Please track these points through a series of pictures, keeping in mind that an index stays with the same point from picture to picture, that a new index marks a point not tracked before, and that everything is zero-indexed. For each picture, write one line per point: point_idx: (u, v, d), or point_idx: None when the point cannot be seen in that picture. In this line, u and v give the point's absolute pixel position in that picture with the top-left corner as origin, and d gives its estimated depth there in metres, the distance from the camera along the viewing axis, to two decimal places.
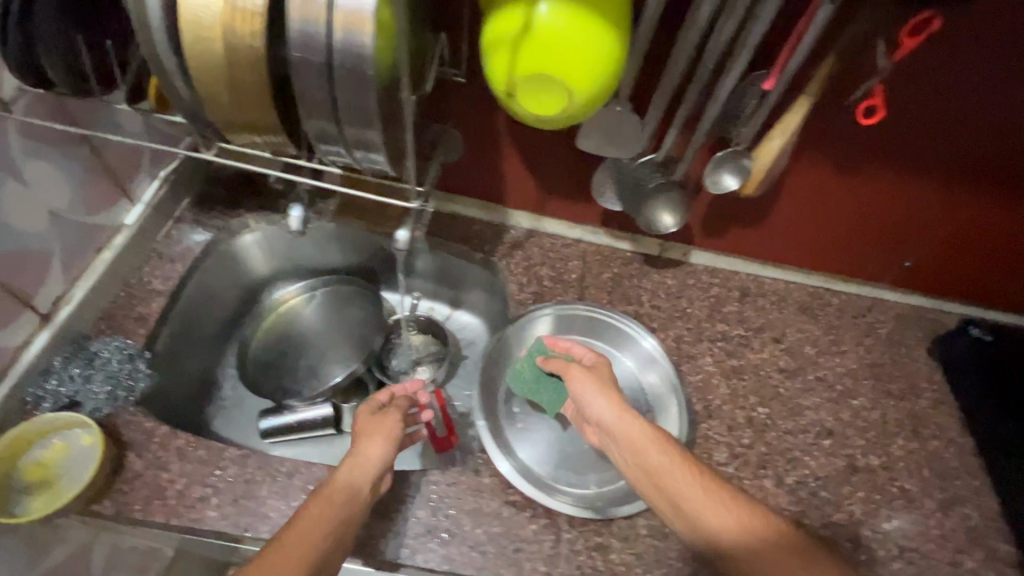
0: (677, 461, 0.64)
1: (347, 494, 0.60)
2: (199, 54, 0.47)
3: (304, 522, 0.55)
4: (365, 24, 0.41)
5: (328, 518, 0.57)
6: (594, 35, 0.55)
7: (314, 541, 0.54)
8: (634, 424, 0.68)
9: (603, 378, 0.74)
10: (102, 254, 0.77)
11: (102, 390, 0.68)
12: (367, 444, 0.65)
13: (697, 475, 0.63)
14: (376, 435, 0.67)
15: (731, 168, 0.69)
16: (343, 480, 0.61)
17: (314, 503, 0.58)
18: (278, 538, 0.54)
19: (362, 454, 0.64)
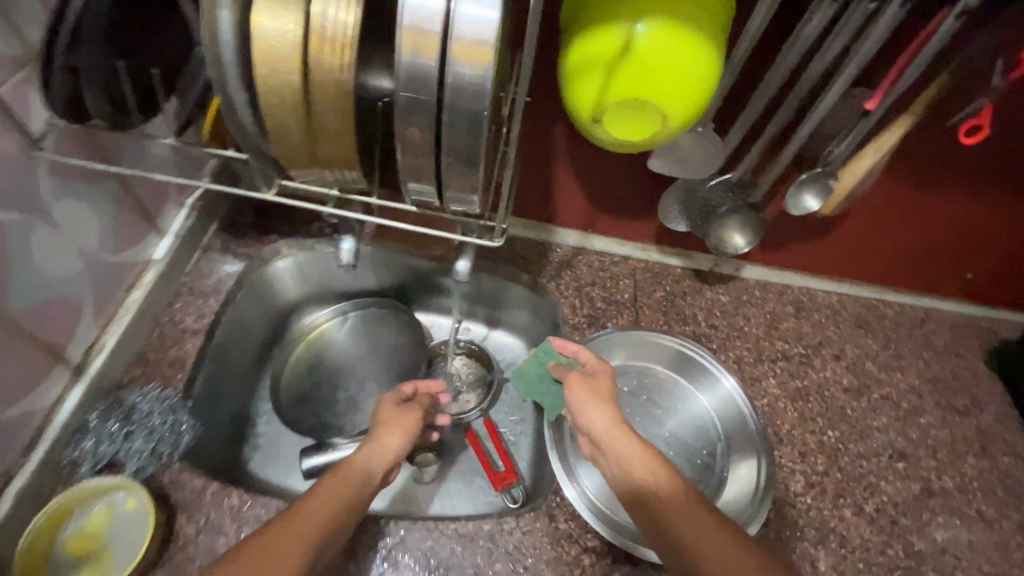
0: (672, 486, 0.60)
1: (362, 479, 0.60)
2: (276, 89, 0.41)
3: (315, 500, 0.55)
4: (485, 59, 0.38)
5: (339, 501, 0.56)
6: (698, 58, 0.50)
7: (321, 523, 0.53)
8: (627, 441, 0.64)
9: (603, 389, 0.70)
10: (132, 293, 0.71)
11: (145, 446, 0.63)
12: (389, 431, 0.65)
13: (688, 504, 0.58)
14: (397, 424, 0.66)
15: (815, 189, 0.65)
16: (360, 463, 0.61)
17: (327, 481, 0.58)
18: (282, 515, 0.53)
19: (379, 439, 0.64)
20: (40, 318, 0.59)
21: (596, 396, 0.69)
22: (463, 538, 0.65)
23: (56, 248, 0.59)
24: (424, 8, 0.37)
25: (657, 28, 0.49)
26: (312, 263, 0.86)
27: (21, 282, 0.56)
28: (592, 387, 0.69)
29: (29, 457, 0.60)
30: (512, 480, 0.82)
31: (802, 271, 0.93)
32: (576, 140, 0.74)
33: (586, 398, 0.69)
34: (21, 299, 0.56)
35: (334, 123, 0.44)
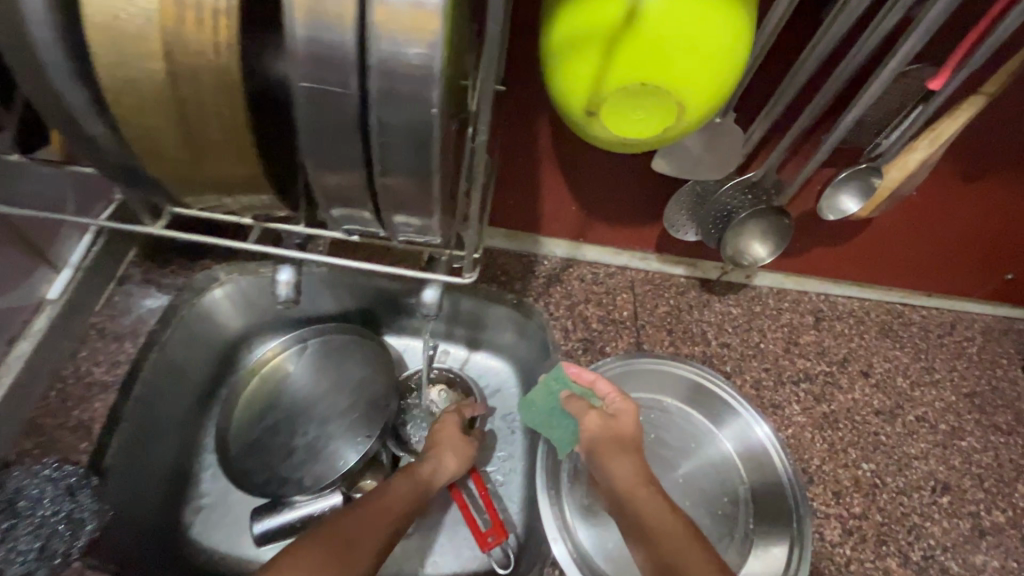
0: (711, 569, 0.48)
1: (428, 486, 0.64)
2: (126, 83, 0.28)
3: (388, 497, 0.59)
4: (430, 29, 0.25)
5: (408, 503, 0.60)
6: (723, 27, 0.37)
7: (392, 522, 0.57)
8: (658, 505, 0.54)
9: (627, 435, 0.59)
10: (17, 345, 0.58)
11: (33, 542, 0.51)
12: (453, 444, 0.68)
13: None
14: (463, 442, 0.69)
15: (853, 189, 0.55)
16: (431, 472, 0.65)
17: (401, 479, 0.62)
18: (359, 504, 0.58)
19: (447, 451, 0.67)
20: None
21: (620, 445, 0.58)
22: None
23: None
24: None
25: None
26: (256, 288, 0.72)
27: None
28: (615, 433, 0.59)
29: None
30: (500, 538, 0.69)
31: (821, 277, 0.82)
32: (563, 137, 0.61)
33: (607, 445, 0.58)
34: None
35: (222, 129, 0.31)
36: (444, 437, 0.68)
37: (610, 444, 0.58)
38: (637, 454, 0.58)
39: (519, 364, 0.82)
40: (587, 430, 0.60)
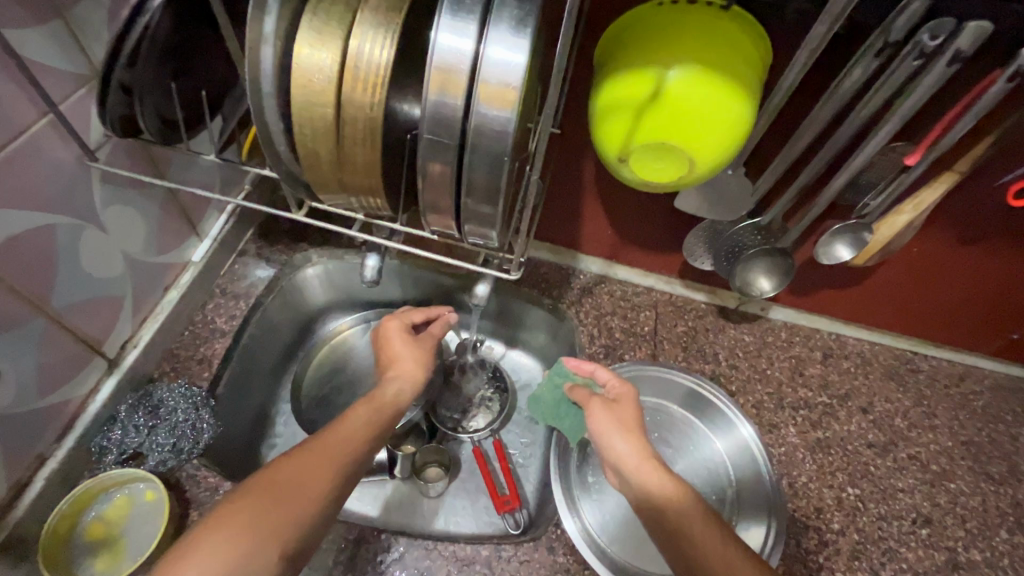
0: (713, 533, 0.54)
1: (389, 407, 0.63)
2: (307, 118, 0.43)
3: (341, 429, 0.58)
4: (510, 102, 0.39)
5: (366, 431, 0.59)
6: (730, 104, 0.49)
7: (350, 451, 0.56)
8: (663, 479, 0.58)
9: (628, 414, 0.65)
10: (169, 293, 0.74)
11: (168, 441, 0.65)
12: (401, 349, 0.71)
13: (732, 554, 0.53)
14: (412, 347, 0.71)
15: (847, 240, 0.64)
16: (388, 396, 0.64)
17: (356, 411, 0.61)
18: (311, 440, 0.56)
19: (405, 357, 0.70)
20: (86, 315, 0.61)
21: (621, 424, 0.63)
22: (460, 562, 0.64)
23: (105, 250, 0.61)
24: (454, 50, 0.38)
25: (693, 74, 0.48)
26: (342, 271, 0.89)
27: (71, 279, 0.57)
28: (616, 413, 0.65)
29: (59, 445, 0.61)
30: (515, 504, 0.82)
31: (832, 316, 0.90)
32: (604, 172, 0.74)
33: (610, 424, 0.64)
34: (66, 297, 0.58)
35: (362, 153, 0.45)
36: (396, 348, 0.71)
37: (612, 423, 0.64)
38: (638, 431, 0.63)
39: (546, 362, 0.95)
40: (591, 413, 0.66)
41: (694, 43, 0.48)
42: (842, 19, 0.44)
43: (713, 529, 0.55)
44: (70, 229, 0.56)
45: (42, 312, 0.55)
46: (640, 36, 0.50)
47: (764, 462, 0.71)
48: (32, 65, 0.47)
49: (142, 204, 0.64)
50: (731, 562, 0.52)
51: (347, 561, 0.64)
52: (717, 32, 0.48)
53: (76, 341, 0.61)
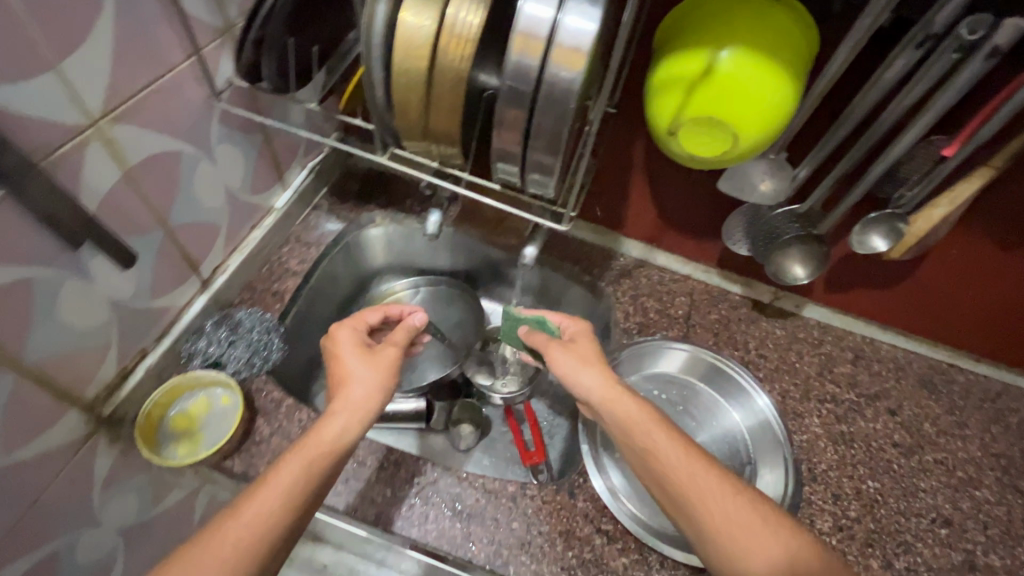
0: (675, 444, 0.57)
1: (325, 455, 0.55)
2: (405, 69, 0.51)
3: (261, 497, 0.51)
4: (579, 64, 0.44)
5: (296, 492, 0.53)
6: (774, 84, 0.53)
7: (281, 516, 0.51)
8: (627, 401, 0.61)
9: (586, 346, 0.68)
10: (254, 231, 0.84)
11: (243, 354, 0.75)
12: (348, 368, 0.62)
13: (693, 459, 0.56)
14: (366, 364, 0.63)
15: (882, 231, 0.67)
16: (325, 439, 0.56)
17: (283, 465, 0.54)
18: (229, 513, 0.51)
19: (353, 380, 0.61)
20: (191, 236, 0.71)
21: (582, 359, 0.65)
22: (489, 492, 0.70)
23: (213, 182, 0.71)
24: (535, 16, 0.44)
25: (742, 56, 0.53)
26: (402, 234, 0.97)
27: (186, 200, 0.67)
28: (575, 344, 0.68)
29: (158, 344, 0.71)
30: (540, 459, 0.86)
31: (866, 319, 0.92)
32: (654, 155, 0.79)
33: (572, 355, 0.66)
34: (181, 216, 0.67)
35: (446, 102, 0.52)
36: (346, 368, 0.62)
37: (574, 357, 0.66)
38: (598, 360, 0.66)
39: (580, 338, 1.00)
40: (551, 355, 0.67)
41: (746, 28, 0.53)
42: (887, 11, 0.48)
43: (674, 439, 0.58)
44: (192, 157, 0.65)
45: (163, 224, 0.65)
46: (697, 21, 0.56)
47: (781, 429, 0.77)
48: (187, 14, 0.57)
49: (245, 147, 0.75)
50: (694, 467, 0.56)
51: (387, 479, 0.70)
52: (768, 20, 0.53)
53: (182, 257, 0.70)
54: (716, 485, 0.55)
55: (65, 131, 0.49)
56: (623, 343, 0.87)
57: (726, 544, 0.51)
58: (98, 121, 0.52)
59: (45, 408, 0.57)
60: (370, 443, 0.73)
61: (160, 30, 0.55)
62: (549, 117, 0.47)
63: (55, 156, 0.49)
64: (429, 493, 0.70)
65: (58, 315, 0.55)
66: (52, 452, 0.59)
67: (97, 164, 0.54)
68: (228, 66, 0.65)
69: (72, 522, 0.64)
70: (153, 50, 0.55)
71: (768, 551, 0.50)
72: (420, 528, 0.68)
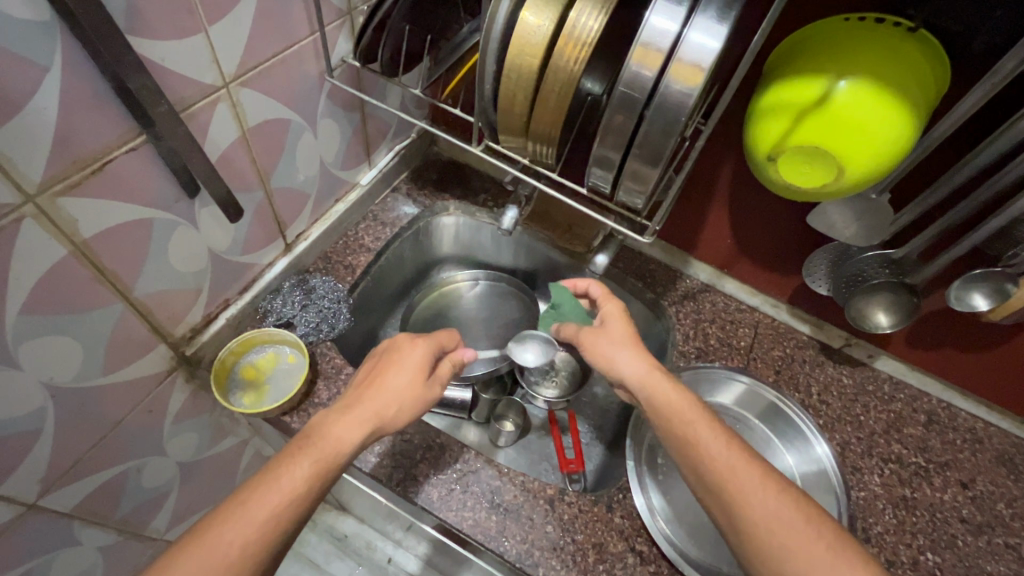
0: (724, 440, 0.55)
1: (335, 452, 0.54)
2: (517, 66, 0.52)
3: (266, 496, 0.50)
4: (697, 81, 0.44)
5: (306, 489, 0.51)
6: (890, 121, 0.51)
7: (284, 510, 0.50)
8: (668, 386, 0.60)
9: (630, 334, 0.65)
10: (337, 205, 0.88)
11: (314, 319, 0.79)
12: (400, 380, 0.61)
13: (743, 458, 0.54)
14: (405, 383, 0.61)
15: (986, 288, 0.63)
16: (332, 437, 0.55)
17: (296, 462, 0.52)
18: (238, 499, 0.49)
19: (390, 393, 0.60)
20: (285, 201, 0.75)
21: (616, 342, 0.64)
22: (527, 491, 0.70)
23: (311, 152, 0.75)
24: (660, 29, 0.44)
25: (862, 88, 0.51)
26: (471, 227, 0.99)
27: (286, 167, 0.71)
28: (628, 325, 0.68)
29: (240, 297, 0.75)
30: (579, 468, 0.84)
31: (945, 381, 0.86)
32: (741, 180, 0.77)
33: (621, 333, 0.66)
34: (280, 180, 0.72)
35: (552, 103, 0.53)
36: (393, 376, 0.61)
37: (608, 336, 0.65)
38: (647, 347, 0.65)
39: None
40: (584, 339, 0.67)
41: (873, 61, 0.51)
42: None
43: (722, 436, 0.55)
44: (299, 127, 0.69)
45: (264, 185, 0.69)
46: (818, 48, 0.54)
47: (839, 480, 0.73)
48: None
49: (344, 124, 0.78)
50: (742, 466, 0.53)
51: (431, 459, 0.72)
52: (897, 54, 0.51)
53: (273, 219, 0.75)
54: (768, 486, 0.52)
55: (202, 89, 0.54)
56: (679, 366, 0.85)
57: (770, 543, 0.49)
58: (229, 84, 0.56)
59: (140, 339, 0.62)
60: (419, 424, 0.74)
61: (294, 6, 0.59)
62: (656, 126, 0.47)
63: (190, 110, 0.54)
64: (470, 479, 0.71)
65: (164, 254, 0.59)
66: (139, 380, 0.64)
67: (221, 122, 0.58)
68: (344, 46, 0.69)
69: (143, 447, 0.69)
70: (285, 23, 0.59)
71: (815, 557, 0.48)
72: (456, 513, 0.69)
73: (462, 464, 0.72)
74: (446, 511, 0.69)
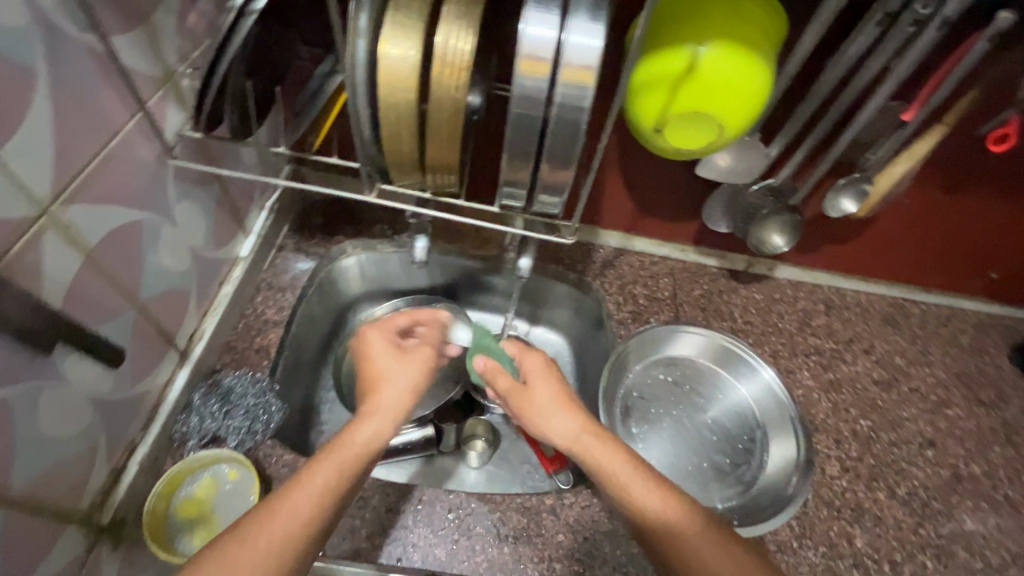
0: (656, 486, 0.56)
1: (357, 455, 0.54)
2: (394, 105, 0.48)
3: (277, 513, 0.47)
4: (589, 79, 0.43)
5: (319, 505, 0.49)
6: (752, 71, 0.55)
7: (292, 533, 0.47)
8: (605, 449, 0.58)
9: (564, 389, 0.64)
10: (224, 287, 0.77)
11: (243, 423, 0.69)
12: (386, 359, 0.65)
13: (672, 500, 0.55)
14: (404, 361, 0.65)
15: (851, 193, 0.72)
16: (356, 440, 0.55)
17: (316, 468, 0.51)
18: (250, 518, 0.47)
19: (390, 375, 0.63)
20: (163, 308, 0.64)
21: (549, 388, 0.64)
22: (528, 511, 0.70)
23: (178, 244, 0.65)
24: (540, 37, 0.42)
25: (722, 49, 0.54)
26: (374, 261, 0.90)
27: (153, 272, 0.61)
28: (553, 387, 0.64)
29: (147, 433, 0.64)
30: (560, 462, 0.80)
31: (833, 271, 0.98)
32: (626, 148, 0.80)
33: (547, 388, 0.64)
34: (150, 289, 0.61)
35: (445, 133, 0.50)
36: (380, 361, 0.64)
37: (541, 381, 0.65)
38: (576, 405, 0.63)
39: None
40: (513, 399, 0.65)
41: (720, 21, 0.54)
42: None
43: (654, 482, 0.56)
44: (152, 223, 0.59)
45: (133, 301, 0.58)
46: (672, 14, 0.56)
47: (787, 398, 0.81)
48: (128, 70, 0.51)
49: (203, 201, 0.68)
50: (672, 506, 0.54)
51: (424, 519, 0.69)
52: (741, 9, 0.55)
53: (156, 333, 0.64)
54: (694, 525, 0.53)
55: (16, 227, 0.43)
56: (625, 336, 0.88)
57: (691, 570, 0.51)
58: (49, 208, 0.45)
59: (39, 533, 0.51)
60: (398, 488, 0.70)
61: (101, 94, 0.49)
62: (558, 136, 0.46)
63: (8, 258, 0.43)
64: (473, 522, 0.69)
65: (35, 431, 0.48)
66: None
67: (54, 254, 0.47)
68: (176, 118, 0.59)
69: None
70: (96, 117, 0.49)
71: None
72: (469, 562, 0.67)
73: (458, 512, 0.69)
74: (457, 564, 0.66)
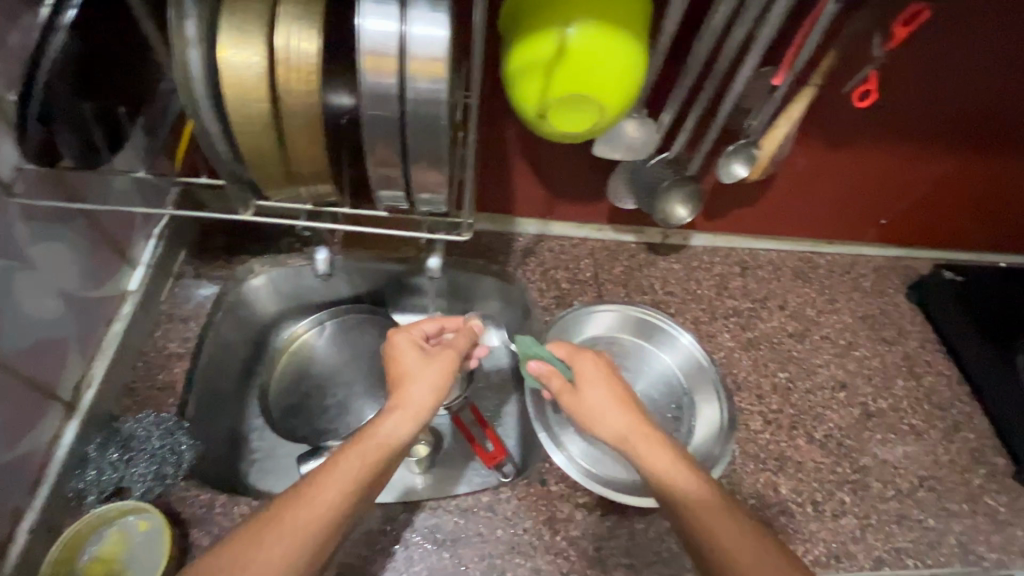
0: (691, 478, 0.58)
1: (380, 449, 0.56)
2: (244, 116, 0.45)
3: (297, 511, 0.50)
4: (440, 71, 0.42)
5: (339, 502, 0.52)
6: (622, 49, 0.55)
7: (309, 531, 0.50)
8: (653, 446, 0.61)
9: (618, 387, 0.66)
10: (113, 325, 0.73)
11: (148, 470, 0.64)
12: (414, 359, 0.64)
13: (702, 492, 0.57)
14: (430, 362, 0.64)
15: (741, 158, 0.75)
16: (381, 432, 0.57)
17: (343, 463, 0.54)
18: (279, 513, 0.50)
19: (417, 377, 0.63)
20: None
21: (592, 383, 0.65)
22: (466, 511, 0.70)
23: (39, 288, 0.61)
24: (381, 31, 0.41)
25: (588, 28, 0.54)
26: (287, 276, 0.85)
27: None
28: (601, 382, 0.66)
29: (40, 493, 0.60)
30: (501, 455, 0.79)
31: (744, 234, 1.02)
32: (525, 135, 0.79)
33: (596, 383, 0.65)
34: None
35: (306, 140, 0.48)
36: (409, 359, 0.64)
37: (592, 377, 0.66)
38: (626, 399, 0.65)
39: None
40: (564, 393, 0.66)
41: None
42: None
43: (691, 476, 0.58)
44: None
45: None
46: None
47: (708, 360, 0.85)
48: None
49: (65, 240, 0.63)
50: (701, 498, 0.56)
51: (359, 538, 0.67)
52: None
53: None
54: (720, 516, 0.55)
55: None
56: (546, 326, 0.88)
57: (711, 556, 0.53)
58: None
59: None
60: None
61: None
62: (421, 135, 0.45)
63: None
64: (409, 532, 0.68)
65: None
66: None
67: None
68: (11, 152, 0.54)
69: None
70: None
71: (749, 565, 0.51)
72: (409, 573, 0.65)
73: (393, 525, 0.68)
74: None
